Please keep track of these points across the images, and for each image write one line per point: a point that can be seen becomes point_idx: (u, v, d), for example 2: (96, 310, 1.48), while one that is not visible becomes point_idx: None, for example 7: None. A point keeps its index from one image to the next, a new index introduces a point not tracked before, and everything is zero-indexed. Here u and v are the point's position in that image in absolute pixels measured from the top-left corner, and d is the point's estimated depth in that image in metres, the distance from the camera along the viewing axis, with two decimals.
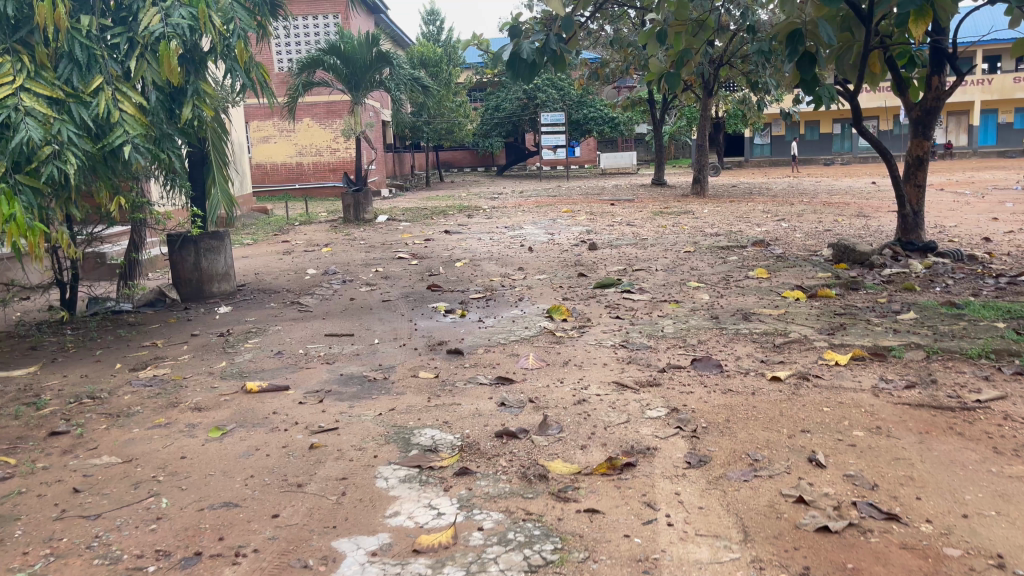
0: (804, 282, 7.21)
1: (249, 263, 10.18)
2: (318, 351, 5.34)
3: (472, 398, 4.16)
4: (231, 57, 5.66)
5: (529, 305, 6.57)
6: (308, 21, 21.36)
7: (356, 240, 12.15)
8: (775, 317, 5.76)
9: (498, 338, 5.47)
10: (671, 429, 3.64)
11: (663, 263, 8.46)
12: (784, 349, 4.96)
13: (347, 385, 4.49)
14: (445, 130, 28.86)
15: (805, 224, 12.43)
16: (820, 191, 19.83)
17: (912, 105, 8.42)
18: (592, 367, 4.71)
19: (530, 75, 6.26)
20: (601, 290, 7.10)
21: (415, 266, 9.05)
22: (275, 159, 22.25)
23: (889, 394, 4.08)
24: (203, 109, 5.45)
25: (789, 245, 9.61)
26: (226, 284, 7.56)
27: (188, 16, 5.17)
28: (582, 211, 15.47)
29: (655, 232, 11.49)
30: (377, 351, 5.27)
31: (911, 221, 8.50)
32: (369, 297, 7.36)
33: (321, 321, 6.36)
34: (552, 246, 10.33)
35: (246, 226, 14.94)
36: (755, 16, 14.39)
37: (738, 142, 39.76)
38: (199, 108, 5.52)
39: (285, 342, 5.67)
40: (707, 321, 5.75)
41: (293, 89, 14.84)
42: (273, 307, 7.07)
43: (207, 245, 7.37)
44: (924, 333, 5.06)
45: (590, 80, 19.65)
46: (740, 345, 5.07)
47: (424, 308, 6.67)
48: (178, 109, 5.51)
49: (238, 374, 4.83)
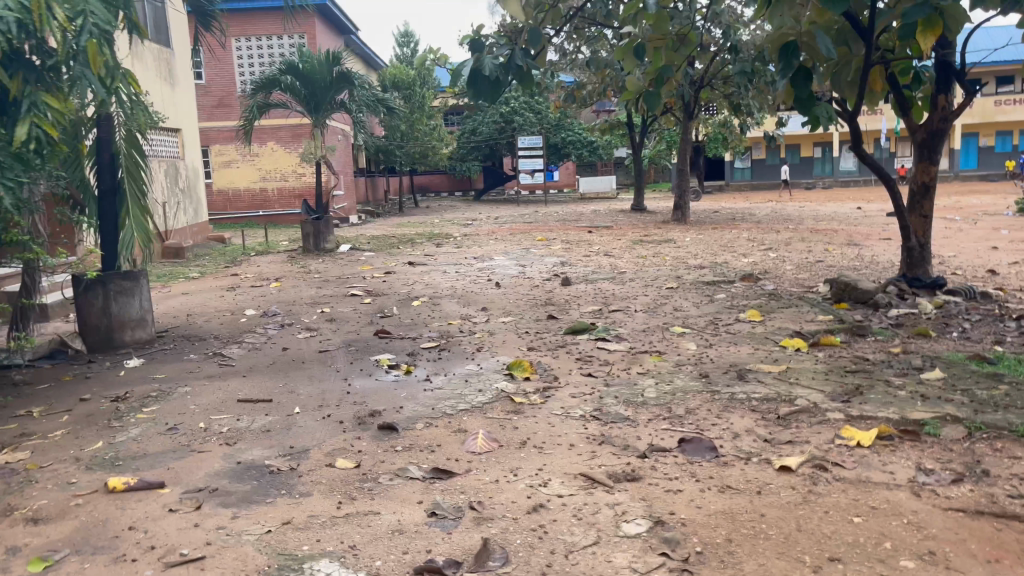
0: (803, 328, 6.32)
1: (185, 302, 9.17)
2: (220, 425, 4.32)
3: (395, 504, 3.19)
4: (81, 61, 5.02)
5: (488, 358, 5.60)
6: (273, 40, 20.59)
7: (311, 273, 11.19)
8: (776, 377, 4.83)
9: (443, 406, 4.49)
10: (654, 558, 2.70)
11: (641, 302, 7.59)
12: (791, 423, 4.04)
13: (242, 481, 3.50)
14: (419, 155, 28.06)
15: (794, 254, 11.63)
16: (806, 217, 19.20)
17: (915, 128, 7.66)
18: (555, 451, 3.75)
19: (493, 97, 5.33)
20: (573, 337, 6.17)
21: (366, 306, 8.08)
22: (238, 184, 21.25)
23: (933, 496, 3.17)
24: (43, 126, 4.66)
25: (780, 280, 8.74)
26: (141, 332, 6.55)
27: (15, 8, 4.43)
28: (558, 240, 14.67)
29: (635, 264, 10.61)
30: (294, 426, 4.27)
31: (917, 254, 7.65)
32: (305, 346, 6.37)
33: (239, 380, 5.36)
34: (522, 281, 9.42)
35: (199, 257, 13.92)
36: (736, 36, 13.64)
37: (719, 167, 39.28)
38: (39, 126, 4.69)
39: (186, 411, 4.66)
40: (695, 381, 4.81)
41: (248, 111, 13.97)
42: (191, 360, 6.06)
43: (117, 287, 6.38)
44: (960, 402, 4.17)
45: (566, 102, 18.93)
46: (738, 418, 4.14)
47: (364, 363, 5.68)
48: (15, 129, 4.70)
49: (110, 462, 3.83)
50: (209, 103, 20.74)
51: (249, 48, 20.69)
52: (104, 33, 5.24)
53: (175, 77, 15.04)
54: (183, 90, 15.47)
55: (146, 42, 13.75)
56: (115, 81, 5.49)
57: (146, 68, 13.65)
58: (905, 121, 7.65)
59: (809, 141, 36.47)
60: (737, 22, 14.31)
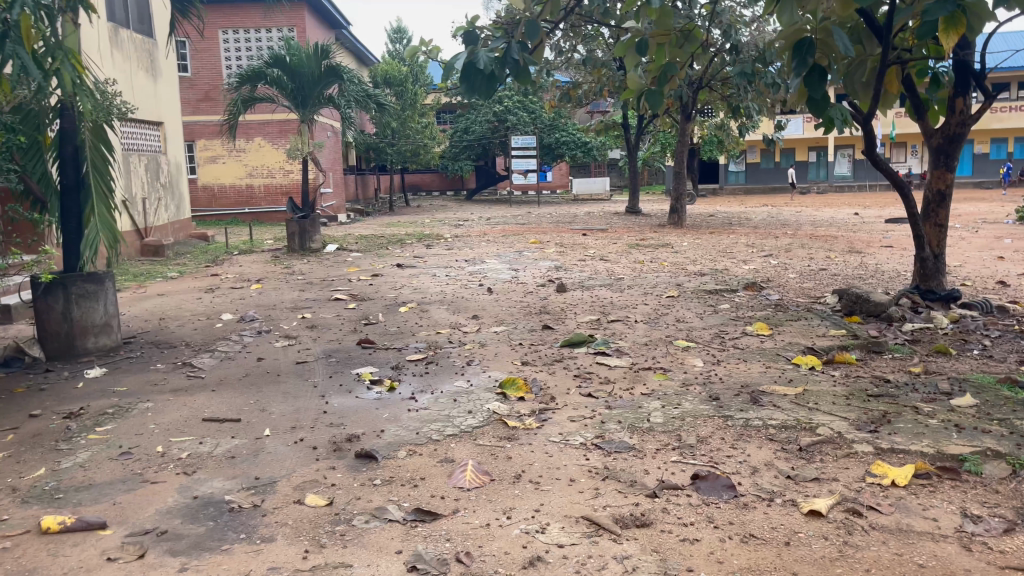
0: (814, 343, 5.94)
1: (159, 304, 8.72)
2: (180, 450, 3.88)
3: (370, 554, 2.77)
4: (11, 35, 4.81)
5: (478, 374, 5.17)
6: (261, 33, 20.18)
7: (294, 275, 10.76)
8: (793, 401, 4.42)
9: (428, 431, 4.05)
10: None
11: (641, 312, 7.19)
12: (815, 455, 3.65)
13: (197, 522, 3.06)
14: (411, 152, 27.60)
15: (795, 261, 11.28)
16: (804, 223, 18.90)
17: (931, 133, 7.27)
18: (553, 488, 3.34)
19: (487, 92, 4.86)
20: (570, 351, 5.75)
21: (350, 312, 7.66)
22: (224, 180, 20.74)
23: (987, 550, 2.77)
24: None
25: (785, 290, 8.37)
26: (106, 338, 6.11)
27: None
28: (551, 243, 14.24)
29: (632, 270, 10.21)
30: (263, 452, 3.84)
31: (931, 265, 7.27)
32: (281, 357, 5.92)
33: (207, 396, 4.91)
34: (515, 286, 9.02)
35: (180, 255, 13.45)
36: (737, 36, 13.27)
37: (713, 170, 39.02)
38: None
39: (144, 431, 4.20)
40: (705, 404, 4.40)
41: (232, 106, 13.47)
42: (157, 370, 5.60)
43: (80, 290, 5.93)
44: (999, 433, 3.77)
45: (561, 102, 18.51)
46: (757, 450, 3.74)
47: (345, 377, 5.24)
48: None
49: (49, 495, 3.38)
50: (194, 97, 20.28)
51: (237, 40, 20.20)
52: (36, 11, 5.06)
53: (157, 69, 14.56)
54: (167, 83, 14.99)
55: (126, 33, 13.32)
56: (56, 62, 5.34)
57: (126, 58, 13.20)
58: (920, 126, 7.28)
59: (804, 145, 36.22)
60: (738, 22, 13.96)
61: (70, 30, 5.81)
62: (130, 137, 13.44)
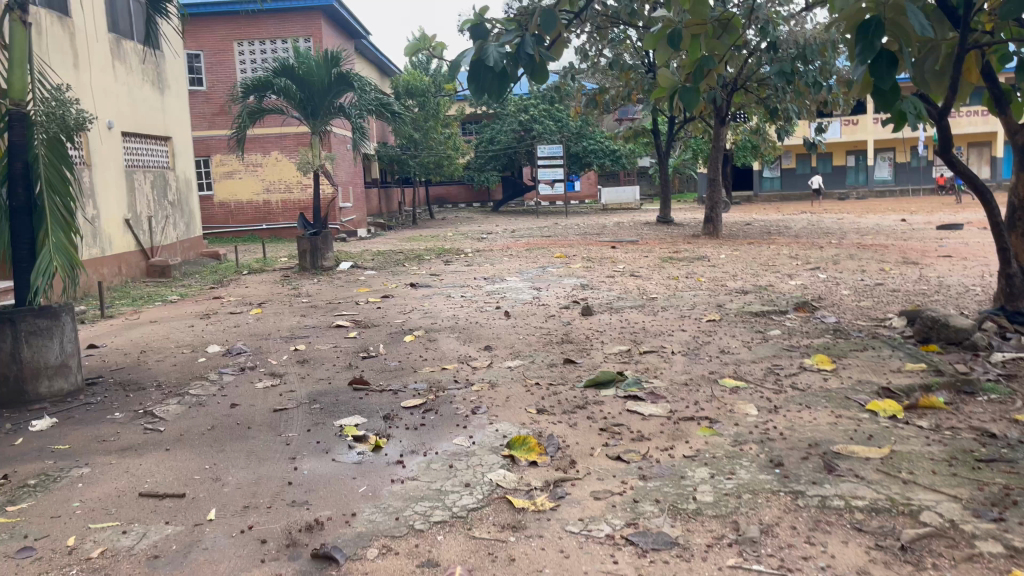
0: (888, 379, 4.97)
1: (146, 332, 7.98)
2: (95, 546, 3.04)
3: None
4: None
5: (483, 428, 4.26)
6: (275, 45, 19.73)
7: (300, 297, 10.00)
8: (879, 468, 3.46)
9: (411, 516, 3.16)
10: None
11: (679, 341, 6.27)
12: (925, 559, 2.69)
13: None
14: (434, 164, 26.86)
15: (847, 275, 10.28)
16: (849, 231, 17.81)
17: (1015, 129, 6.22)
18: None
19: (500, 95, 3.95)
20: (594, 393, 4.86)
21: (350, 342, 6.82)
22: (240, 196, 20.20)
23: None
24: None
25: (843, 311, 7.38)
26: (63, 381, 5.32)
27: None
28: (578, 257, 13.37)
29: (666, 288, 9.29)
30: (197, 548, 2.99)
31: (1018, 282, 6.24)
32: (259, 402, 5.08)
33: (156, 457, 4.07)
34: (536, 308, 8.16)
35: (187, 276, 12.80)
36: (776, 32, 12.25)
37: (747, 177, 37.89)
38: None
39: (63, 513, 3.38)
40: (766, 474, 3.46)
41: (239, 119, 12.92)
42: (113, 421, 4.79)
43: (30, 327, 5.17)
44: None
45: (587, 108, 17.61)
46: (843, 548, 2.79)
47: (325, 431, 4.37)
48: None
49: None
50: (210, 111, 19.89)
51: (252, 53, 19.79)
52: None
53: (165, 83, 13.98)
54: (175, 97, 14.39)
55: (130, 43, 12.72)
56: None
57: (130, 70, 12.61)
58: (1002, 120, 6.23)
59: (842, 149, 34.94)
60: (777, 16, 12.95)
61: (18, 30, 5.13)
62: (133, 152, 12.81)
